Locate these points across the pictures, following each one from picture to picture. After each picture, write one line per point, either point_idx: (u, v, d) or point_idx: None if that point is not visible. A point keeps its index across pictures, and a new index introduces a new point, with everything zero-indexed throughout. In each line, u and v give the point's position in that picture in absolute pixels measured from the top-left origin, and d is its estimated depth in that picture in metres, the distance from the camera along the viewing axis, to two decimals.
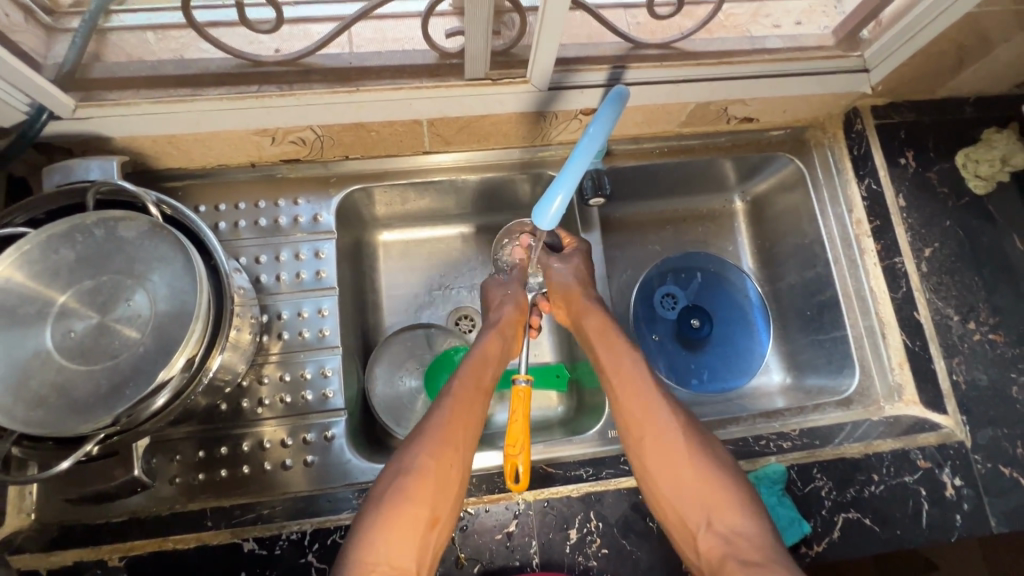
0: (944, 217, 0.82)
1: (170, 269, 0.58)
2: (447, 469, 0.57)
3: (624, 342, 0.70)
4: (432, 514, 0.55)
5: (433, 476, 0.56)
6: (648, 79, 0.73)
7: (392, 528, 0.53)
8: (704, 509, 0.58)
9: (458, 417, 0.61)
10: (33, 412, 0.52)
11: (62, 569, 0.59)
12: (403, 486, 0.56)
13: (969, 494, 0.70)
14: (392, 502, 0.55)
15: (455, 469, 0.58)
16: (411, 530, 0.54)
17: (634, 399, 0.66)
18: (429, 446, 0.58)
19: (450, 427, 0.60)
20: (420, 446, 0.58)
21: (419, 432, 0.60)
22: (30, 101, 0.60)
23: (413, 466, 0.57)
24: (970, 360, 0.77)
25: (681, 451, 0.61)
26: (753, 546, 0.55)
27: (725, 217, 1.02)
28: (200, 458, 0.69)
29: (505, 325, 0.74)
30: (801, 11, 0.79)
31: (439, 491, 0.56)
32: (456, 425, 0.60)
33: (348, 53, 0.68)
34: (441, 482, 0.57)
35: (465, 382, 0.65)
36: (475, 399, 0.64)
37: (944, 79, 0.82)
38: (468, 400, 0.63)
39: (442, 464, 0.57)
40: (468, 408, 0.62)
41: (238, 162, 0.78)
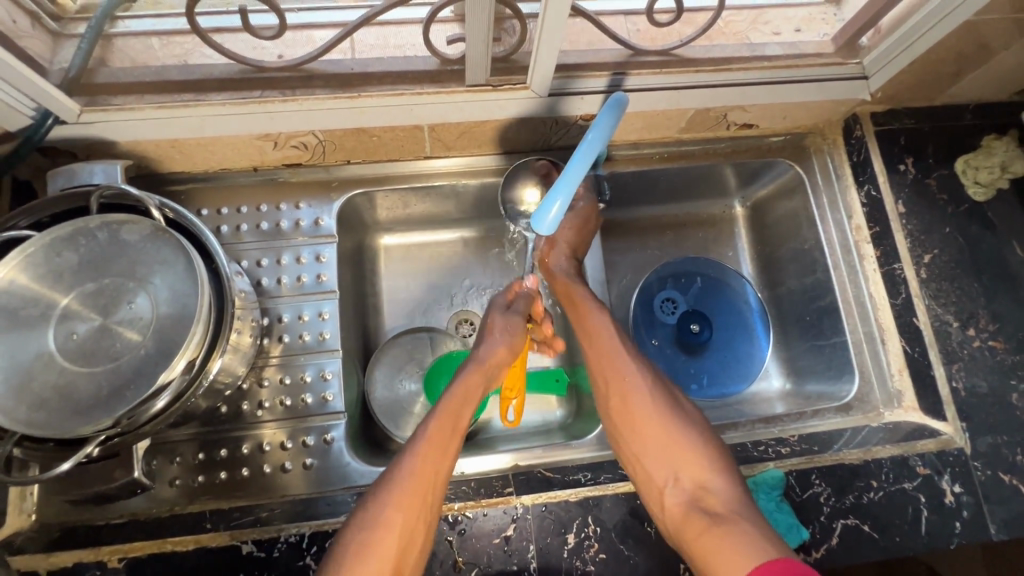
0: (943, 224, 0.82)
1: (172, 272, 0.58)
2: (413, 527, 0.55)
3: (593, 303, 0.75)
4: (398, 570, 0.54)
5: (400, 530, 0.55)
6: (647, 86, 0.74)
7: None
8: (672, 468, 0.61)
9: (426, 469, 0.58)
10: (35, 414, 0.52)
11: (62, 570, 0.60)
12: (369, 535, 0.54)
13: (969, 501, 0.70)
14: (358, 554, 0.53)
15: (422, 524, 0.57)
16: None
17: (603, 359, 0.70)
18: (395, 500, 0.56)
19: (419, 482, 0.57)
20: (387, 503, 0.56)
21: (385, 481, 0.57)
22: (36, 105, 0.61)
23: (379, 521, 0.55)
24: (969, 367, 0.77)
25: (648, 410, 0.64)
26: (719, 502, 0.57)
27: (725, 223, 1.02)
28: (200, 460, 0.69)
29: (494, 364, 0.71)
30: (801, 19, 0.80)
31: (404, 549, 0.54)
32: (427, 476, 0.58)
33: (351, 59, 0.69)
34: (406, 540, 0.55)
35: (441, 428, 0.61)
36: (445, 455, 0.60)
37: (943, 87, 0.82)
38: (441, 448, 0.60)
39: (408, 521, 0.55)
40: (441, 459, 0.59)
41: (240, 166, 0.78)
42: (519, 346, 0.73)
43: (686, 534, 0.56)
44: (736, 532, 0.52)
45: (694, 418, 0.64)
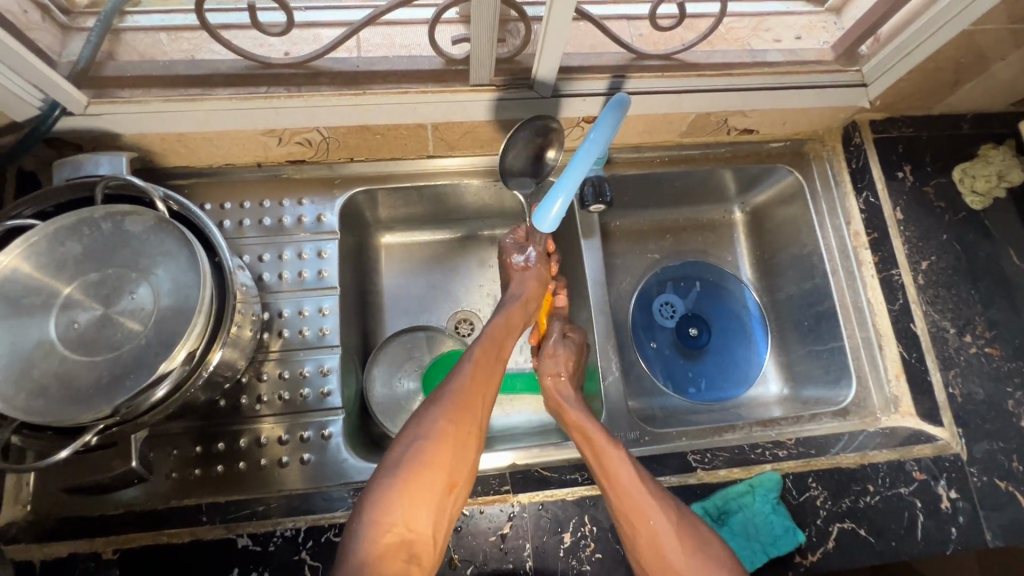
0: (940, 231, 0.83)
1: (175, 263, 0.59)
2: (466, 435, 0.59)
3: (610, 437, 0.65)
4: (450, 479, 0.57)
5: (454, 442, 0.58)
6: (648, 90, 0.75)
7: (411, 493, 0.54)
8: None
9: (474, 387, 0.63)
10: (34, 400, 0.52)
11: (55, 560, 0.59)
12: (421, 450, 0.57)
13: (965, 507, 0.70)
14: (411, 465, 0.56)
15: (474, 432, 0.61)
16: (428, 496, 0.55)
17: (627, 510, 0.59)
18: (449, 412, 0.60)
19: (471, 392, 0.62)
20: (442, 409, 0.60)
21: (438, 396, 0.61)
22: (44, 96, 0.62)
23: (434, 430, 0.58)
24: (966, 373, 0.77)
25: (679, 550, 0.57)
26: None
27: (724, 228, 1.03)
28: (197, 453, 0.69)
29: (531, 299, 0.76)
30: (802, 27, 0.82)
31: (458, 457, 0.58)
32: (479, 385, 0.63)
33: (356, 58, 0.70)
34: (460, 446, 0.59)
35: (487, 350, 0.67)
36: (489, 374, 0.65)
37: (942, 96, 0.83)
38: (489, 366, 0.66)
39: (460, 428, 0.59)
40: (486, 381, 0.64)
41: (245, 162, 0.79)
42: (546, 279, 0.79)
43: None
44: None
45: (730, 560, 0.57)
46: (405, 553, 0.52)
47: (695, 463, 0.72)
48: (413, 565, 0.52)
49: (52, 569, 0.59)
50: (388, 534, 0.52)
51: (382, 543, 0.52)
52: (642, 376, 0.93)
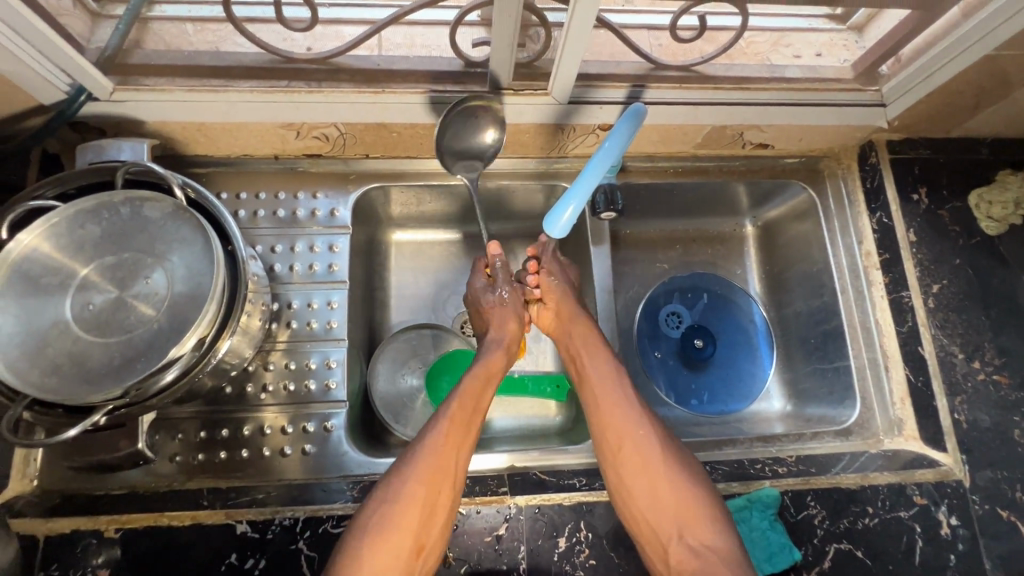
0: (953, 255, 0.82)
1: (189, 250, 0.60)
2: (431, 502, 0.59)
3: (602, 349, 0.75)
4: (417, 543, 0.57)
5: (422, 504, 0.58)
6: (664, 100, 0.75)
7: (375, 558, 0.55)
8: (675, 521, 0.63)
9: (446, 449, 0.62)
10: (47, 378, 0.54)
11: (59, 536, 0.60)
12: (385, 517, 0.57)
13: (965, 535, 0.70)
14: (379, 527, 0.57)
15: (443, 499, 0.60)
16: (394, 560, 0.56)
17: (609, 408, 0.71)
18: (414, 477, 0.60)
19: (440, 455, 0.61)
20: (411, 473, 0.60)
21: (408, 459, 0.62)
22: (71, 81, 0.63)
23: (398, 496, 0.59)
24: (973, 400, 0.76)
25: (657, 461, 0.66)
26: (722, 563, 0.60)
27: (734, 241, 1.03)
28: (202, 438, 0.70)
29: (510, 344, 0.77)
30: (822, 44, 0.81)
31: (424, 522, 0.58)
32: (451, 445, 0.63)
33: (377, 56, 0.71)
34: (427, 511, 0.58)
35: (463, 405, 0.67)
36: (466, 430, 0.65)
37: (961, 119, 0.82)
38: (461, 424, 0.65)
39: (429, 493, 0.59)
40: (461, 441, 0.64)
41: (263, 154, 0.80)
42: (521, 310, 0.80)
43: None
44: None
45: (697, 473, 0.67)
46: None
47: None
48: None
49: (55, 545, 0.60)
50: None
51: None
52: (644, 386, 0.93)
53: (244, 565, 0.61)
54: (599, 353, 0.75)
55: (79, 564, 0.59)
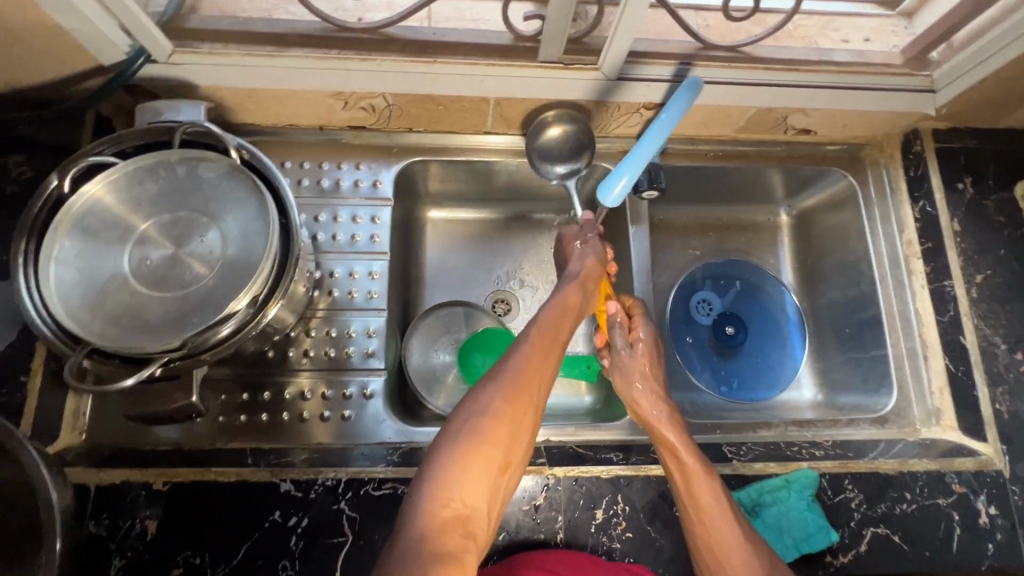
0: (998, 246, 0.81)
1: (243, 211, 0.61)
2: (523, 415, 0.54)
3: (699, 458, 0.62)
4: (507, 457, 0.52)
5: (513, 418, 0.53)
6: (713, 79, 0.74)
7: (468, 467, 0.50)
8: None
9: (537, 363, 0.58)
10: (108, 328, 0.55)
11: (109, 486, 0.62)
12: (478, 428, 0.52)
13: (1004, 524, 0.69)
14: (471, 437, 0.52)
15: (530, 415, 0.55)
16: (485, 471, 0.51)
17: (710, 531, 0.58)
18: (506, 389, 0.55)
19: (530, 370, 0.57)
20: (502, 384, 0.55)
21: (497, 373, 0.57)
22: (133, 42, 0.64)
23: (492, 407, 0.53)
24: (1014, 391, 0.76)
25: None
26: None
27: (768, 230, 1.02)
28: (243, 400, 0.71)
29: (588, 279, 0.72)
30: (872, 29, 0.81)
31: (514, 435, 0.53)
32: (539, 363, 0.58)
33: (428, 28, 0.72)
34: (519, 424, 0.54)
35: (546, 328, 0.62)
36: (552, 349, 0.61)
37: (1010, 109, 0.81)
38: (548, 346, 0.60)
39: (521, 406, 0.55)
40: (547, 359, 0.59)
41: (308, 124, 0.81)
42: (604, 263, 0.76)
43: None
44: None
45: None
46: (462, 529, 0.48)
47: (730, 454, 0.72)
48: (471, 542, 0.47)
49: (106, 494, 0.61)
50: (446, 510, 0.48)
51: (440, 517, 0.48)
52: (676, 370, 0.93)
53: (288, 522, 0.62)
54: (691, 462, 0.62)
55: (129, 513, 0.61)
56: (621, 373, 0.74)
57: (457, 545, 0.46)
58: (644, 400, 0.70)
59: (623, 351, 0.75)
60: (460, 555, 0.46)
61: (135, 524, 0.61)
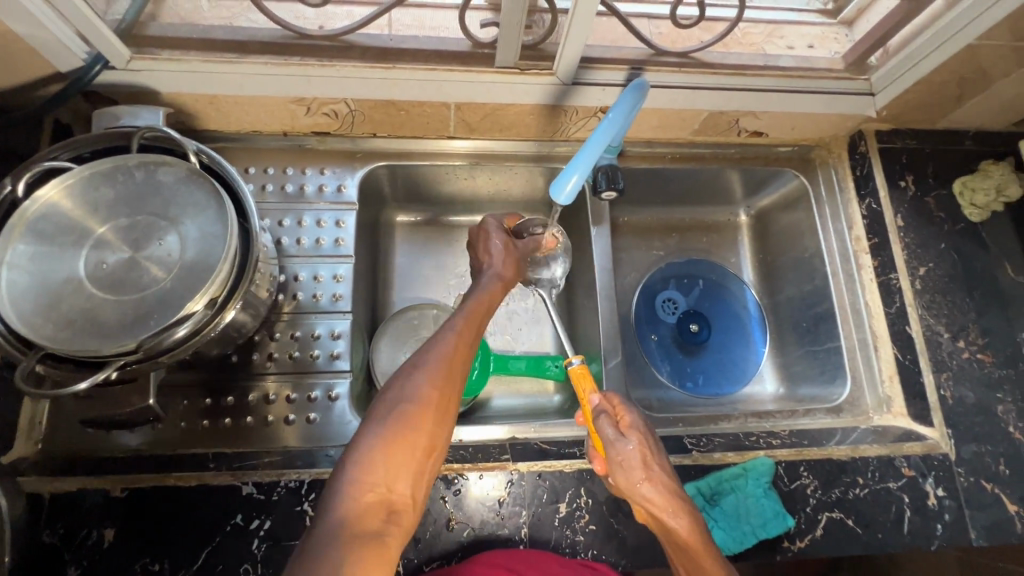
0: (939, 240, 0.86)
1: (202, 214, 0.61)
2: (444, 403, 0.55)
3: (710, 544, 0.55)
4: (430, 442, 0.53)
5: (434, 406, 0.54)
6: (665, 83, 0.78)
7: (390, 454, 0.50)
8: None
9: (457, 354, 0.58)
10: (61, 331, 0.54)
11: (65, 494, 0.61)
12: (403, 414, 0.52)
13: (951, 505, 0.72)
14: (393, 425, 0.51)
15: (453, 401, 0.56)
16: (409, 456, 0.51)
17: None
18: (433, 376, 0.55)
19: (454, 361, 0.57)
20: (423, 375, 0.55)
21: (422, 361, 0.57)
22: (90, 49, 0.64)
23: (416, 395, 0.53)
24: (958, 377, 0.79)
25: None
26: None
27: (729, 230, 1.05)
28: (205, 405, 0.70)
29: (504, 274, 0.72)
30: (814, 37, 0.85)
31: (437, 421, 0.53)
32: (458, 357, 0.58)
33: (387, 35, 0.74)
34: (441, 412, 0.54)
35: (467, 322, 0.62)
36: (470, 340, 0.60)
37: (945, 111, 0.86)
38: (472, 334, 0.61)
39: (442, 395, 0.55)
40: (467, 350, 0.59)
41: (271, 130, 0.81)
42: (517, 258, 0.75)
43: None
44: None
45: None
46: (385, 511, 0.48)
47: (691, 445, 0.74)
48: (393, 524, 0.48)
49: (61, 503, 0.60)
50: (369, 494, 0.48)
51: (363, 500, 0.48)
52: (642, 368, 0.95)
53: (250, 526, 0.62)
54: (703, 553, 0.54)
55: (86, 521, 0.60)
56: (619, 473, 0.57)
57: (379, 527, 0.47)
58: (643, 494, 0.56)
59: (619, 441, 0.58)
60: (382, 537, 0.46)
61: (93, 532, 0.60)
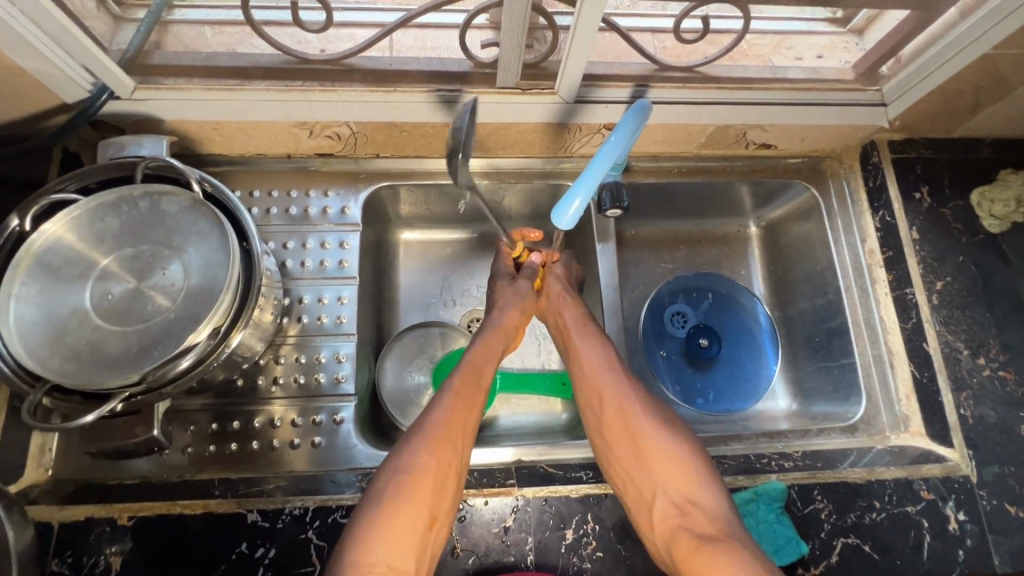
0: (956, 253, 0.83)
1: (205, 242, 0.61)
2: (446, 471, 0.59)
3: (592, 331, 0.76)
4: (432, 513, 0.56)
5: (435, 475, 0.58)
6: (670, 99, 0.77)
7: (393, 528, 0.54)
8: (660, 480, 0.63)
9: (455, 418, 0.63)
10: (67, 364, 0.55)
11: (74, 523, 0.62)
12: (403, 484, 0.57)
13: (973, 530, 0.70)
14: (395, 498, 0.56)
15: (454, 474, 0.60)
16: (411, 530, 0.54)
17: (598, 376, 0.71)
18: (432, 445, 0.59)
19: (455, 422, 0.62)
20: (425, 443, 0.60)
21: (422, 426, 0.61)
22: (95, 80, 0.65)
23: (415, 464, 0.58)
24: (978, 395, 0.77)
25: (645, 427, 0.66)
26: (704, 515, 0.59)
27: (739, 241, 1.03)
28: (212, 430, 0.70)
29: (508, 328, 0.77)
30: (823, 46, 0.83)
31: (439, 490, 0.58)
32: (460, 418, 0.63)
33: (388, 57, 0.74)
34: (442, 479, 0.58)
35: (468, 379, 0.67)
36: (473, 398, 0.66)
37: (962, 119, 0.84)
38: (473, 391, 0.67)
39: (441, 463, 0.59)
40: (468, 409, 0.65)
41: (276, 152, 0.82)
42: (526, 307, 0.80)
43: (674, 543, 0.58)
44: (720, 550, 0.54)
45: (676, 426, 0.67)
46: None
47: None
48: None
49: (70, 532, 0.61)
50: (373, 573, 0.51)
51: None
52: (651, 383, 0.93)
53: (255, 554, 0.62)
54: (584, 327, 0.76)
55: (93, 550, 0.61)
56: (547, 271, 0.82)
57: None
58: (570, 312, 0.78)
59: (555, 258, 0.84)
60: None
61: (100, 561, 0.60)
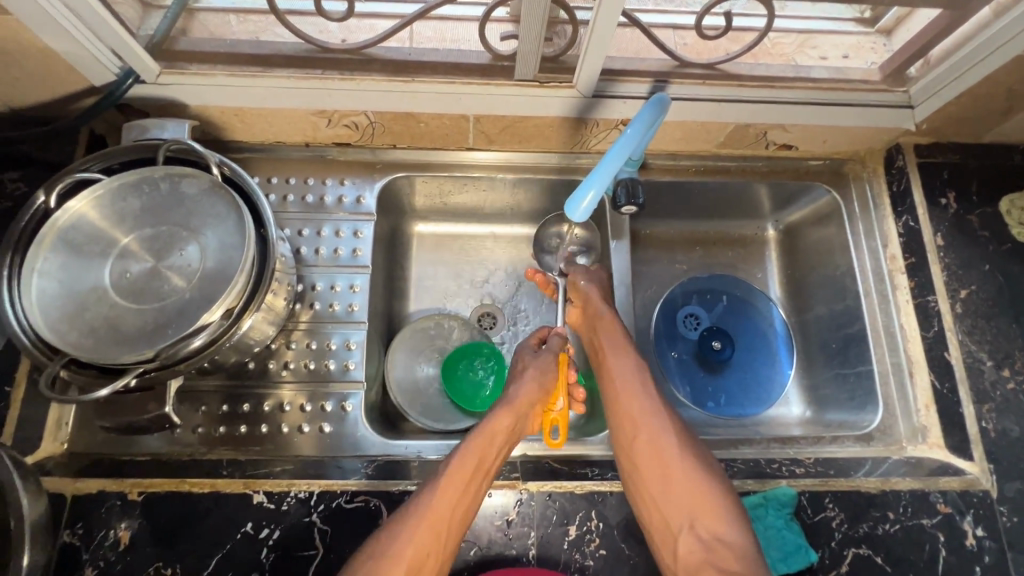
0: (983, 261, 0.81)
1: (221, 225, 0.62)
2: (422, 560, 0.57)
3: (627, 349, 0.76)
4: None
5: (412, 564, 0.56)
6: (688, 96, 0.76)
7: None
8: (688, 515, 0.64)
9: (442, 503, 0.59)
10: (84, 339, 0.56)
11: (86, 495, 0.63)
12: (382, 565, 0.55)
13: (992, 547, 0.67)
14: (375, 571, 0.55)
15: (433, 564, 0.58)
16: None
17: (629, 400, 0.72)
18: (414, 535, 0.57)
19: (443, 508, 0.59)
20: (407, 531, 0.58)
21: (406, 514, 0.59)
22: (122, 64, 0.66)
23: (394, 553, 0.56)
24: (1001, 408, 0.74)
25: (676, 459, 0.67)
26: (732, 553, 0.61)
27: (756, 244, 1.02)
28: (223, 411, 0.71)
29: (523, 405, 0.69)
30: (850, 45, 0.81)
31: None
32: (449, 505, 0.59)
33: (408, 48, 0.74)
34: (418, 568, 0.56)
35: (464, 464, 0.62)
36: (470, 486, 0.62)
37: (991, 124, 0.82)
38: (468, 479, 0.62)
39: (419, 553, 0.57)
40: (460, 496, 0.60)
41: (295, 140, 0.83)
42: (548, 377, 0.73)
43: None
44: None
45: (704, 460, 0.67)
46: None
47: None
48: None
49: (82, 504, 0.62)
50: None
51: None
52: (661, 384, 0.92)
53: (259, 535, 0.62)
54: (620, 343, 0.76)
55: (104, 522, 0.62)
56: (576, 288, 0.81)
57: None
58: (612, 324, 0.77)
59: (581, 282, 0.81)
60: None
61: (110, 533, 0.61)
